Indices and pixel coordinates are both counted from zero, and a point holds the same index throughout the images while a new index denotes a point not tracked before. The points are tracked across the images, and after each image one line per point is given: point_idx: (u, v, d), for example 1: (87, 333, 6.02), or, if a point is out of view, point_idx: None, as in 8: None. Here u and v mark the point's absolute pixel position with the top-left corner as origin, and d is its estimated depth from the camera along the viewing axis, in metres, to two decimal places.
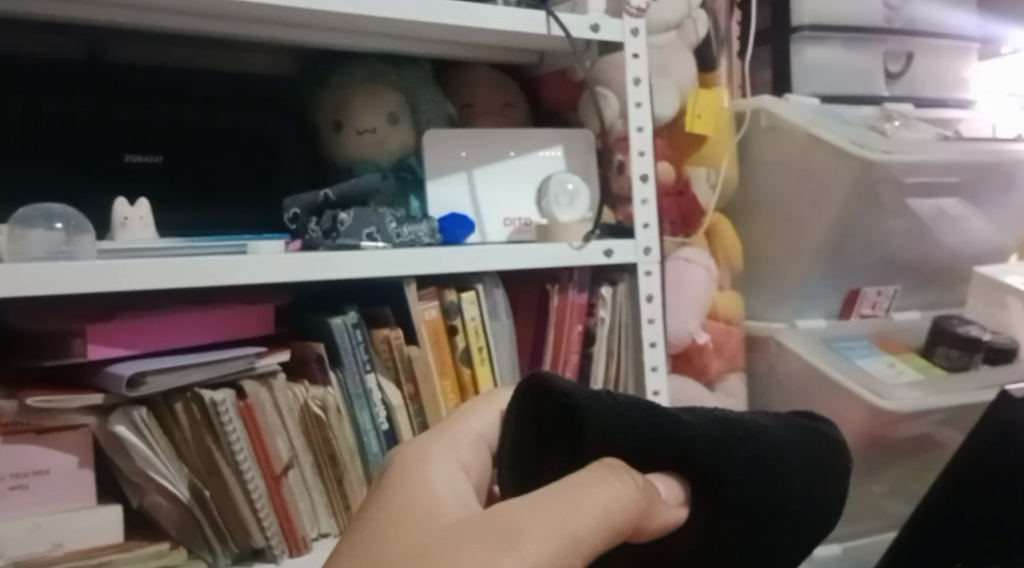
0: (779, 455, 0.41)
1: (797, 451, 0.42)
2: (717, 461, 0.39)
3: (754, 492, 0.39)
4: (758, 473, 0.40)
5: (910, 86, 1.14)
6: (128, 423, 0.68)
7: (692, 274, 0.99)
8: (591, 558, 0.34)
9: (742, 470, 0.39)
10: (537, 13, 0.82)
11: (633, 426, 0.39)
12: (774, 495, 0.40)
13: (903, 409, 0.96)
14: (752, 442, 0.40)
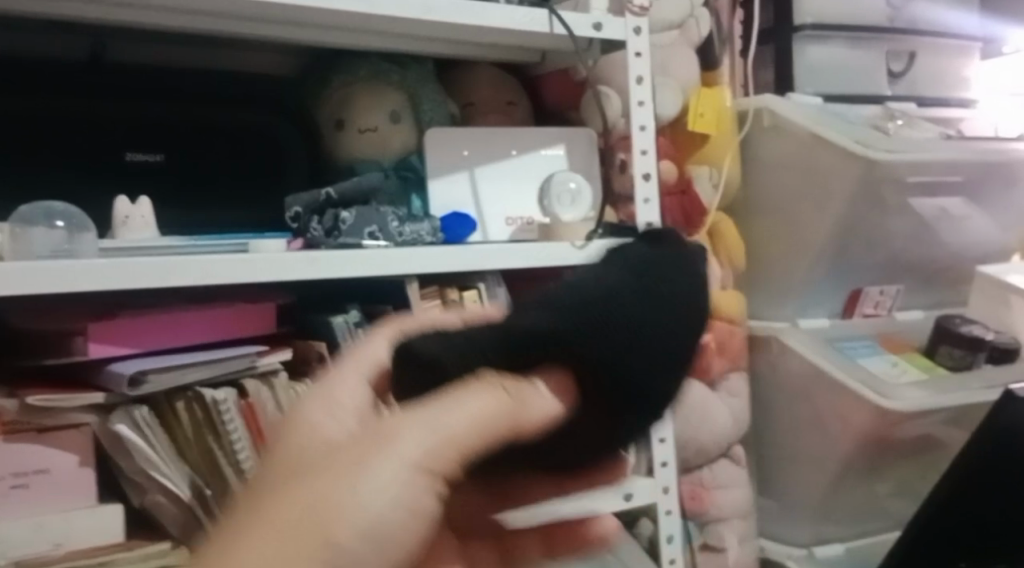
0: (666, 314, 0.35)
1: (675, 307, 0.36)
2: (615, 356, 0.32)
3: (657, 371, 0.34)
4: (655, 352, 0.34)
5: (912, 86, 1.14)
6: (129, 422, 0.67)
7: (693, 275, 0.97)
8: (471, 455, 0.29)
9: (641, 350, 0.34)
10: (540, 12, 0.81)
11: (507, 339, 0.31)
12: (673, 362, 0.35)
13: (907, 408, 0.96)
14: (634, 317, 0.34)
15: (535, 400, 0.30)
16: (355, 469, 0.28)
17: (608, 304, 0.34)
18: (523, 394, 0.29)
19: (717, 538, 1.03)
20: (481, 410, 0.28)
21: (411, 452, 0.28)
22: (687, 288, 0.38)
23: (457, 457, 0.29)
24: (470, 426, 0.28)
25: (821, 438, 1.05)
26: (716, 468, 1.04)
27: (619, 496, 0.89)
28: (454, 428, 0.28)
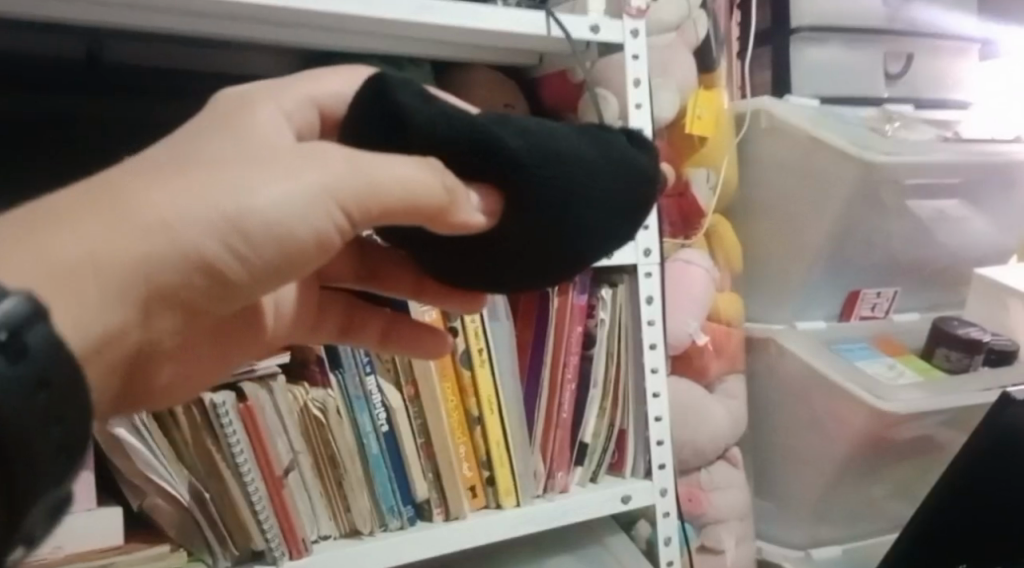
0: (613, 194, 0.34)
1: (626, 186, 0.35)
2: (554, 194, 0.32)
3: (582, 236, 0.35)
4: (591, 218, 0.34)
5: (910, 88, 1.14)
6: (129, 426, 0.68)
7: (692, 277, 0.99)
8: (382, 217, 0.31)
9: (572, 215, 0.33)
10: (538, 15, 0.82)
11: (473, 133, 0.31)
12: (599, 239, 0.36)
13: (902, 410, 0.96)
14: (587, 179, 0.33)
15: (462, 206, 0.31)
16: (274, 170, 0.30)
17: (571, 161, 0.32)
18: (448, 172, 0.31)
19: (714, 539, 1.03)
20: (411, 183, 0.30)
21: (326, 180, 0.30)
22: (641, 178, 0.35)
23: (364, 212, 0.30)
24: (394, 186, 0.30)
25: (819, 439, 1.06)
26: (713, 470, 1.04)
27: (617, 498, 0.89)
28: (381, 181, 0.30)
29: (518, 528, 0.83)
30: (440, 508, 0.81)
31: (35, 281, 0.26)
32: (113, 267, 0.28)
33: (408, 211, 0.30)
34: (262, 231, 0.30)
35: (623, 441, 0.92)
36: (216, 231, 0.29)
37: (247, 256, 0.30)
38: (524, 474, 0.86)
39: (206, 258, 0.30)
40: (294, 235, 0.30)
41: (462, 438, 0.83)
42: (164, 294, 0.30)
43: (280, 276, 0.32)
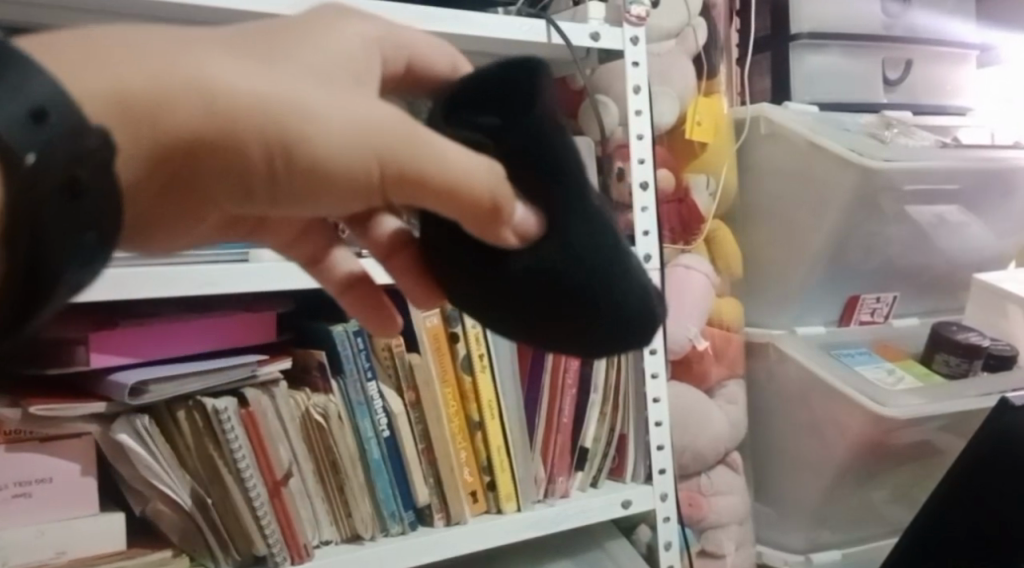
0: (623, 296, 0.35)
1: (632, 295, 0.36)
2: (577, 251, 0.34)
3: (572, 311, 0.35)
4: (590, 297, 0.34)
5: (909, 94, 1.15)
6: (131, 431, 0.68)
7: (692, 283, 0.99)
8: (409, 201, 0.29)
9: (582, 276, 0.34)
10: (539, 22, 0.82)
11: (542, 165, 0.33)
12: (587, 325, 0.35)
13: (903, 415, 0.96)
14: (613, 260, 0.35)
15: (507, 219, 0.31)
16: (340, 102, 0.28)
17: (605, 240, 0.35)
18: (503, 178, 0.31)
19: (714, 544, 1.04)
20: (461, 170, 0.29)
21: (377, 143, 0.28)
22: (646, 315, 0.36)
23: (405, 190, 0.28)
24: (448, 174, 0.28)
25: (819, 443, 1.06)
26: (713, 474, 1.05)
27: (617, 504, 0.89)
28: (429, 169, 0.28)
29: (518, 533, 0.84)
30: (441, 513, 0.82)
31: (104, 99, 0.25)
32: (167, 130, 0.25)
33: (449, 201, 0.29)
34: (319, 163, 0.27)
35: (623, 446, 0.93)
36: (263, 141, 0.26)
37: (293, 176, 0.27)
38: (524, 479, 0.86)
39: (249, 157, 0.27)
40: (348, 178, 0.28)
41: (462, 443, 0.83)
42: (192, 177, 0.27)
43: (319, 202, 0.28)
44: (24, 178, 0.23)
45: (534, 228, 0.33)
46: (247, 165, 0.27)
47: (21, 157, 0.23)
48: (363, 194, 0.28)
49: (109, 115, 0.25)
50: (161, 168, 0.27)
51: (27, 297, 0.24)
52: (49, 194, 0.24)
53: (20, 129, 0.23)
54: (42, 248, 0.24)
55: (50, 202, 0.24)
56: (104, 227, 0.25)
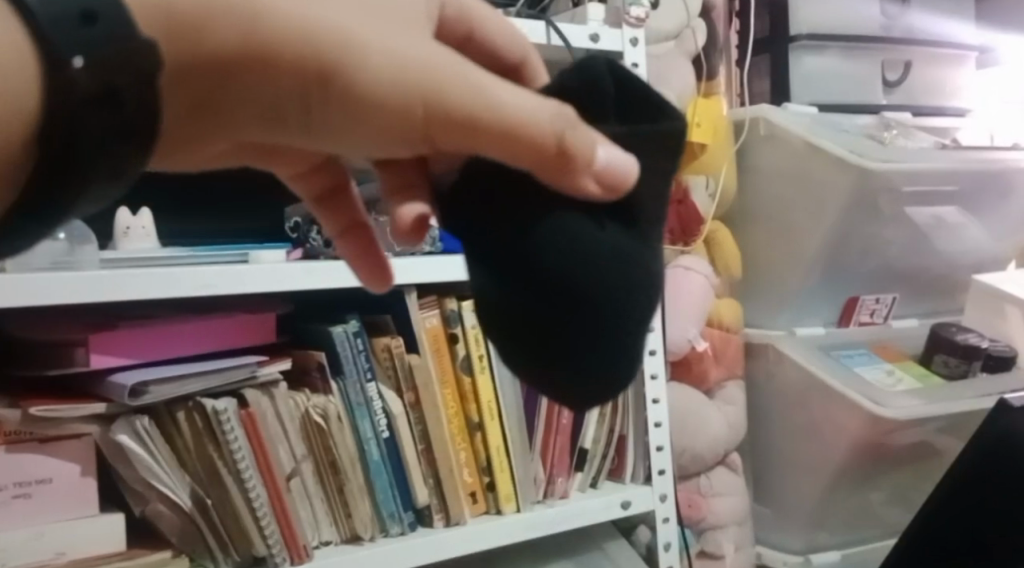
0: (619, 340, 0.36)
1: (627, 347, 0.36)
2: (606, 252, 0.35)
3: (576, 317, 0.35)
4: (596, 311, 0.35)
5: (908, 96, 1.15)
6: (130, 432, 0.68)
7: (691, 284, 0.99)
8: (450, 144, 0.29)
9: (602, 277, 0.35)
10: (538, 24, 0.82)
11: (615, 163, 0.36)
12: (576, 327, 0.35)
13: (900, 416, 0.96)
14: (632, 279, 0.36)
15: (582, 169, 0.31)
16: (402, 38, 0.28)
17: (649, 271, 0.36)
18: (577, 124, 0.30)
19: (713, 545, 1.04)
20: (525, 114, 0.29)
21: (431, 87, 0.28)
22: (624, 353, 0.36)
23: (452, 132, 0.28)
24: (505, 116, 0.28)
25: (818, 445, 1.06)
26: (712, 475, 1.05)
27: (616, 505, 0.89)
28: (485, 112, 0.28)
29: (518, 535, 0.84)
30: (441, 513, 0.82)
31: (153, 15, 0.25)
32: (207, 49, 0.25)
33: (509, 146, 0.29)
34: (361, 93, 0.27)
35: (622, 446, 0.93)
36: (301, 69, 0.26)
37: (330, 106, 0.27)
38: (523, 480, 0.86)
39: (286, 80, 0.26)
40: (392, 110, 0.28)
41: (462, 444, 0.84)
42: (224, 89, 0.27)
43: (351, 137, 0.28)
44: (66, 82, 0.23)
45: (626, 178, 0.32)
46: (284, 87, 0.27)
47: (68, 61, 0.23)
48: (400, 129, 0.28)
49: (157, 28, 0.25)
50: (193, 83, 0.26)
51: (60, 189, 0.24)
52: (93, 100, 0.24)
53: (69, 29, 0.23)
54: (78, 144, 0.23)
55: (95, 101, 0.24)
56: (139, 140, 0.25)
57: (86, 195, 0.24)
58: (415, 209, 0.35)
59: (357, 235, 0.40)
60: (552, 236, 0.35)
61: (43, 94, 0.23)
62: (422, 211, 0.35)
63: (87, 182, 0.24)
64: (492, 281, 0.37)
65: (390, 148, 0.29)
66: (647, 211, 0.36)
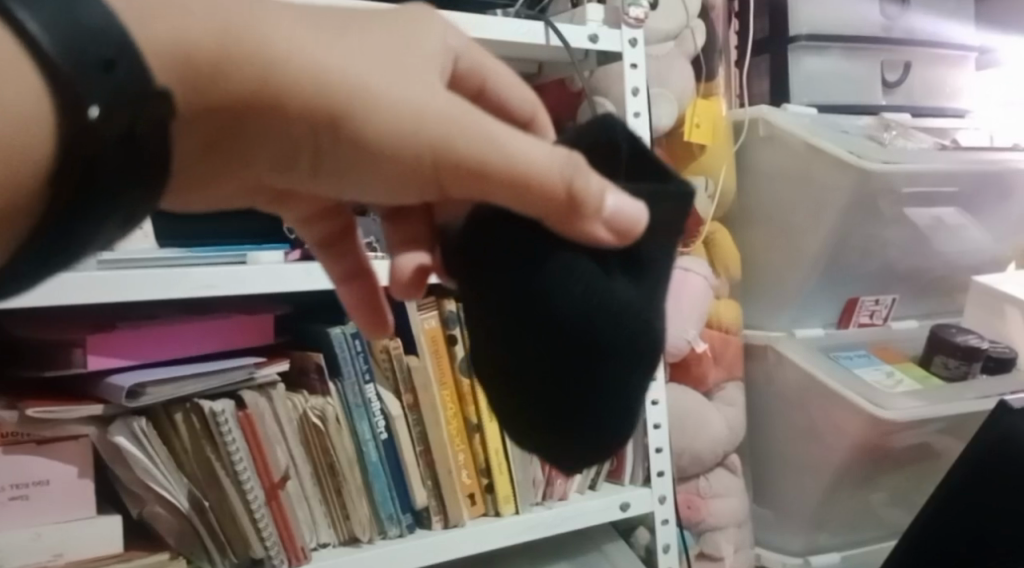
0: (620, 387, 0.38)
1: (631, 392, 0.39)
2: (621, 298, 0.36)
3: (591, 360, 0.37)
4: (609, 355, 0.37)
5: (908, 96, 1.15)
6: (128, 434, 0.68)
7: (690, 285, 0.99)
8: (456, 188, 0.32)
9: (616, 326, 0.36)
10: (537, 25, 0.82)
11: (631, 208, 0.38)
12: (590, 373, 0.37)
13: (901, 417, 0.96)
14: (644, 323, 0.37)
15: (592, 217, 0.32)
16: (411, 90, 0.30)
17: (654, 322, 0.38)
18: (585, 169, 0.32)
19: (712, 546, 1.04)
20: (532, 161, 0.31)
21: (435, 139, 0.30)
22: (631, 392, 0.39)
23: (460, 180, 0.31)
24: (512, 166, 0.31)
25: (817, 446, 1.06)
26: (711, 477, 1.04)
27: (615, 506, 0.89)
28: (494, 162, 0.30)
29: (516, 537, 0.84)
30: (440, 515, 0.82)
31: (163, 54, 0.26)
32: (224, 95, 0.28)
33: (517, 195, 0.31)
34: (373, 141, 0.30)
35: (622, 448, 0.93)
36: (314, 117, 0.29)
37: (341, 149, 0.30)
38: (523, 481, 0.86)
39: (299, 124, 0.29)
40: (403, 157, 0.31)
41: (461, 445, 0.83)
42: (235, 133, 0.29)
43: (361, 178, 0.31)
44: (85, 128, 0.24)
45: (634, 227, 0.34)
46: (296, 131, 0.29)
47: (84, 109, 0.24)
48: (411, 173, 0.31)
49: (173, 75, 0.27)
50: (209, 128, 0.28)
51: (73, 228, 0.25)
52: (110, 145, 0.25)
53: (89, 76, 0.24)
54: (94, 186, 0.25)
55: (111, 143, 0.25)
56: (150, 180, 0.27)
57: (97, 234, 0.26)
58: (416, 259, 0.38)
59: (357, 283, 0.43)
60: (563, 278, 0.36)
61: (60, 138, 0.24)
62: (419, 265, 0.39)
63: (101, 223, 0.26)
64: (499, 319, 0.38)
65: (400, 189, 0.32)
66: (652, 260, 0.38)
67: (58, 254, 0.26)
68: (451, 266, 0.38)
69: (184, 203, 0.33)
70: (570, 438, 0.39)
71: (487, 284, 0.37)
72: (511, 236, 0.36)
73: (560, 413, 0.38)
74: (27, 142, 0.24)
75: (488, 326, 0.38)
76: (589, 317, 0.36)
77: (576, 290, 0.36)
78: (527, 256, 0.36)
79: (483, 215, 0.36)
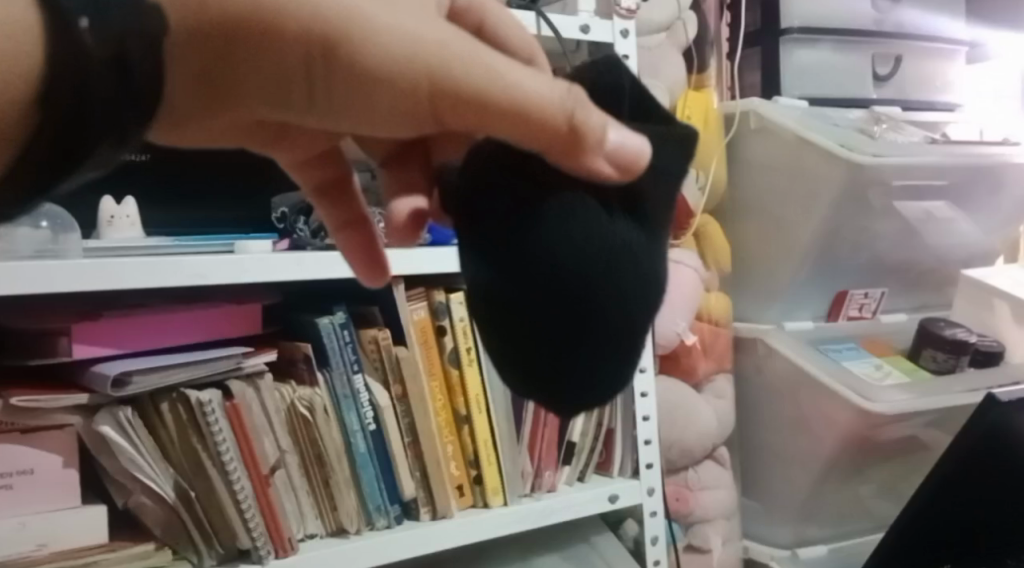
0: (623, 341, 0.35)
1: (625, 353, 0.36)
2: (622, 245, 0.34)
3: (586, 314, 0.34)
4: (607, 308, 0.34)
5: (899, 88, 1.15)
6: (113, 423, 0.67)
7: (680, 277, 0.99)
8: (458, 123, 0.27)
9: (614, 274, 0.34)
10: (528, 14, 0.82)
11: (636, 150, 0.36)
12: (586, 330, 0.34)
13: (889, 410, 0.96)
14: (644, 273, 0.35)
15: (596, 153, 0.29)
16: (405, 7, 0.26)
17: (657, 271, 0.35)
18: (589, 102, 0.28)
19: (701, 538, 1.04)
20: (537, 93, 0.27)
21: (439, 67, 0.26)
22: (625, 354, 0.36)
23: (463, 112, 0.27)
24: (517, 96, 0.27)
25: (806, 438, 1.06)
26: (701, 469, 1.05)
27: (604, 498, 0.89)
28: (494, 89, 0.26)
29: (506, 528, 0.83)
30: (428, 506, 0.81)
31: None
32: (213, 12, 0.24)
33: (522, 126, 0.27)
34: (368, 66, 0.26)
35: (610, 440, 0.93)
36: (305, 40, 0.25)
37: (334, 80, 0.26)
38: (511, 472, 0.85)
39: (292, 50, 0.25)
40: (399, 87, 0.26)
41: (450, 437, 0.83)
42: (227, 64, 0.25)
43: (354, 115, 0.27)
44: (80, 47, 0.22)
45: (639, 159, 0.30)
46: (288, 58, 0.25)
47: (75, 20, 0.22)
48: (409, 106, 0.27)
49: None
50: (197, 54, 0.24)
51: (61, 150, 0.22)
52: (102, 60, 0.23)
53: None
54: (83, 109, 0.22)
55: (101, 65, 0.23)
56: (144, 103, 0.24)
57: (90, 160, 0.23)
58: (411, 204, 0.37)
59: (357, 228, 0.39)
60: (561, 220, 0.33)
61: (46, 52, 0.22)
62: (414, 209, 0.37)
63: (95, 143, 0.23)
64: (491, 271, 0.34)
65: (399, 127, 0.28)
66: (656, 204, 0.36)
67: (44, 187, 0.23)
68: (449, 209, 0.36)
69: (173, 139, 0.28)
70: (563, 397, 0.36)
71: (479, 232, 0.34)
72: (508, 178, 0.33)
73: (557, 371, 0.35)
74: (25, 53, 0.21)
75: (481, 282, 0.35)
76: (589, 264, 0.33)
77: (574, 234, 0.33)
78: (520, 200, 0.33)
79: (482, 154, 0.34)
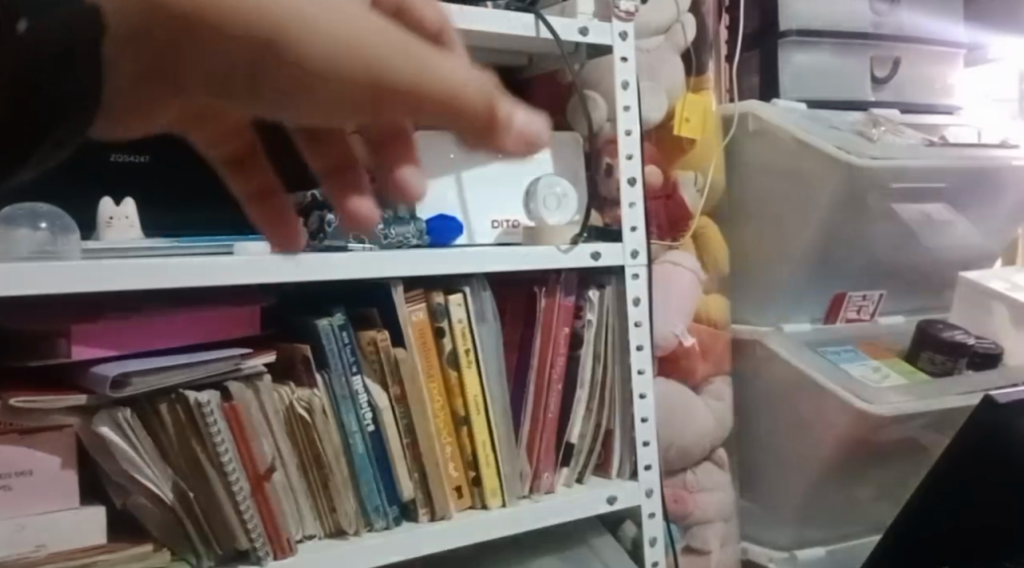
0: None
1: None
2: None
3: None
4: None
5: (897, 91, 1.15)
6: (112, 424, 0.67)
7: (678, 279, 0.99)
8: (395, 118, 0.22)
9: None
10: (527, 17, 0.82)
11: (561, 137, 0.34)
12: None
13: (885, 412, 0.97)
14: None
15: (505, 138, 0.24)
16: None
17: None
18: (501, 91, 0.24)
19: (699, 540, 1.04)
20: (451, 79, 0.22)
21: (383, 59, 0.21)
22: None
23: (402, 108, 0.22)
24: (443, 85, 0.22)
25: (803, 440, 1.06)
26: (699, 470, 1.05)
27: (602, 499, 0.89)
28: (428, 81, 0.21)
29: (504, 529, 0.83)
30: (426, 508, 0.81)
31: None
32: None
33: (446, 116, 0.22)
34: (313, 66, 0.20)
35: (609, 441, 0.93)
36: (249, 44, 0.19)
37: (275, 74, 0.20)
38: (509, 474, 0.86)
39: (236, 45, 0.19)
40: (341, 89, 0.21)
41: (448, 438, 0.83)
42: (163, 67, 0.19)
43: (291, 109, 0.22)
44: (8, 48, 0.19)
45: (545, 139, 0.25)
46: (231, 52, 0.19)
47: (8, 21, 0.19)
48: (343, 107, 0.22)
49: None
50: (136, 53, 0.19)
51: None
52: (49, 59, 0.19)
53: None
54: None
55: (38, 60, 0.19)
56: (90, 106, 0.21)
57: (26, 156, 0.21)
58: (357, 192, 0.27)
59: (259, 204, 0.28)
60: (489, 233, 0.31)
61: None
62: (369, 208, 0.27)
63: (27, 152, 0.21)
64: None
65: (336, 118, 0.22)
66: None
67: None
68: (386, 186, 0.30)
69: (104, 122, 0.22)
70: None
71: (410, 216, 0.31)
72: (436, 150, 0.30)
73: None
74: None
75: None
76: None
77: None
78: None
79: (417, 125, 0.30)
